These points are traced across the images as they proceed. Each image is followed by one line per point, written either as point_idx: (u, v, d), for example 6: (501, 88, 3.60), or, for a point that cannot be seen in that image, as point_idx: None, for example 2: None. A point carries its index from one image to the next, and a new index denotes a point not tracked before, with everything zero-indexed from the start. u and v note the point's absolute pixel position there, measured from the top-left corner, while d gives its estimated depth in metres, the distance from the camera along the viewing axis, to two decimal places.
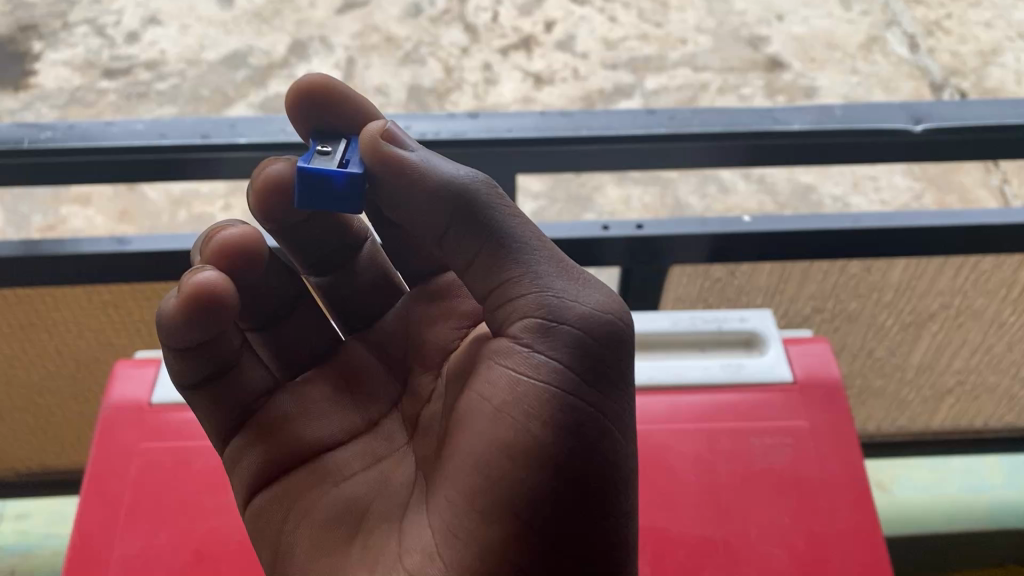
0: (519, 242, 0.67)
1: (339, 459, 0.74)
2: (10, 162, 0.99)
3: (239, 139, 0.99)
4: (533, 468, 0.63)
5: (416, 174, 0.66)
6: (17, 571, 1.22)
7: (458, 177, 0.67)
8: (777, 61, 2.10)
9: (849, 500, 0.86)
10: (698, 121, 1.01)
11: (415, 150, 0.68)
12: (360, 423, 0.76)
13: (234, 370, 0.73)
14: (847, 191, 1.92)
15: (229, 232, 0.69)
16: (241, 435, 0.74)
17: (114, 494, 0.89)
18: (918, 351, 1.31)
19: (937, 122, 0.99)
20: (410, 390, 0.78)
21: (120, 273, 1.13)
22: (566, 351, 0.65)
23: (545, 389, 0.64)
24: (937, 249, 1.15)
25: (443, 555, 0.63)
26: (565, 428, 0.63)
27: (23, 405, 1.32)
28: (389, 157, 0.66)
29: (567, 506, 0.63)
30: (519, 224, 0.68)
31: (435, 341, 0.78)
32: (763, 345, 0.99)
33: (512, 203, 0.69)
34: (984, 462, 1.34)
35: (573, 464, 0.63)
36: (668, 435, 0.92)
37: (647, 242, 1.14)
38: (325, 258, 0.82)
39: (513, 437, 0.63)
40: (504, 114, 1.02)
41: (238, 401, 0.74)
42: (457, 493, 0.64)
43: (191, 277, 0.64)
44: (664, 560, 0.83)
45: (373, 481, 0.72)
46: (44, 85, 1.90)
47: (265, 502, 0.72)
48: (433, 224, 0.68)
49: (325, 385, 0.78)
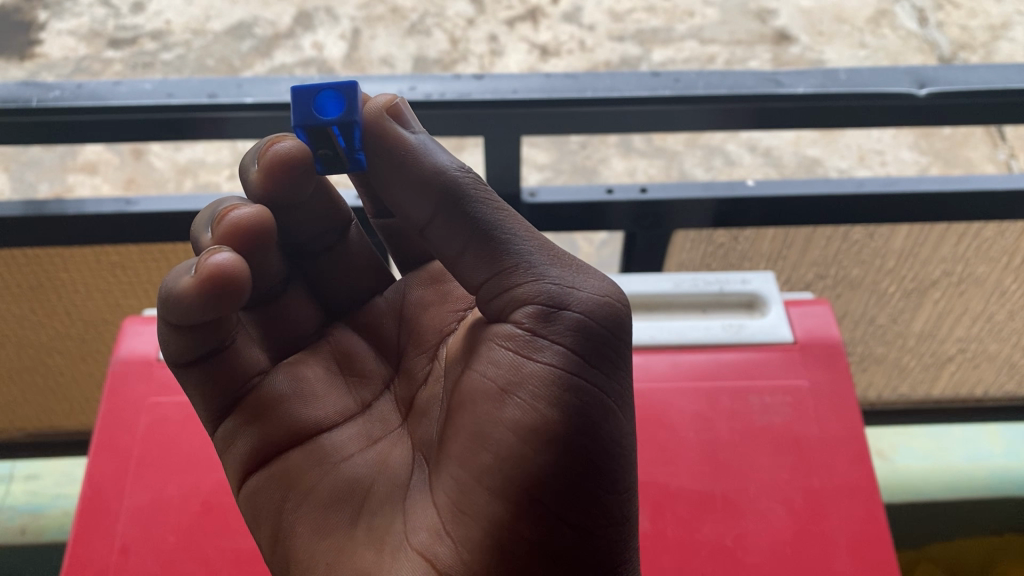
0: (514, 231, 0.69)
1: (336, 441, 0.74)
2: (19, 120, 1.00)
3: (245, 99, 1.00)
4: (542, 446, 0.64)
5: (411, 156, 0.69)
6: (26, 530, 1.25)
7: (449, 167, 0.70)
8: (785, 36, 1.86)
9: (847, 455, 0.87)
10: (703, 84, 1.01)
11: (417, 133, 0.70)
12: (353, 406, 0.77)
13: (227, 351, 0.73)
14: (853, 165, 1.92)
15: (244, 212, 0.70)
16: (233, 419, 0.73)
17: (124, 447, 0.89)
18: (920, 319, 1.31)
19: (940, 86, 1.00)
20: (403, 372, 0.80)
21: (128, 232, 1.14)
22: (567, 333, 0.66)
23: (549, 371, 0.65)
24: (945, 215, 1.15)
25: (452, 532, 0.65)
26: (572, 408, 0.65)
27: (31, 366, 1.34)
28: (388, 134, 0.69)
29: (573, 483, 0.64)
30: (509, 218, 0.70)
31: (433, 322, 0.80)
32: (764, 306, 1.00)
33: (498, 198, 0.71)
34: (985, 431, 1.35)
35: (579, 441, 0.64)
36: (668, 393, 0.92)
37: (651, 206, 1.15)
38: (312, 240, 0.82)
39: (519, 417, 0.65)
40: (510, 75, 1.02)
41: (232, 383, 0.73)
42: (467, 471, 0.65)
43: (209, 257, 0.64)
44: (663, 514, 0.84)
45: (372, 461, 0.73)
46: (50, 55, 1.57)
47: (261, 482, 0.72)
48: (420, 213, 0.70)
49: (319, 366, 0.78)
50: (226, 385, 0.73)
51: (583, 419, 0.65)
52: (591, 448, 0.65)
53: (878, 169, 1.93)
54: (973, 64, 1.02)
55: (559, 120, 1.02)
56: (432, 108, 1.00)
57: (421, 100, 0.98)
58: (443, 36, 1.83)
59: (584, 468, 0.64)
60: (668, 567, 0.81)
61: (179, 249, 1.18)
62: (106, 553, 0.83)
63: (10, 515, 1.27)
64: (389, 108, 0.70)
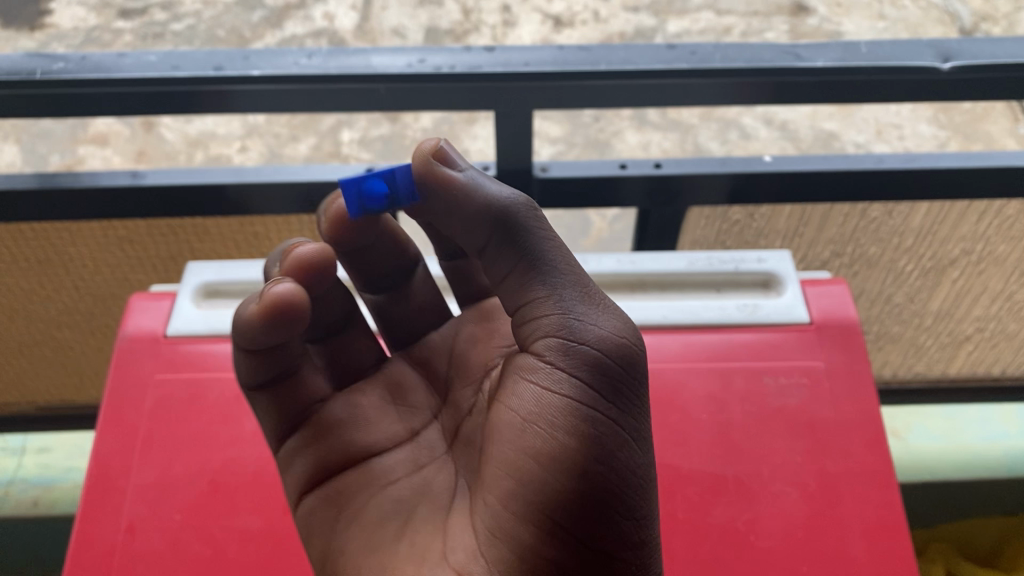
0: (544, 262, 0.67)
1: (385, 465, 0.74)
2: (26, 92, 0.99)
3: (252, 72, 0.97)
4: (562, 474, 0.62)
5: (458, 194, 0.68)
6: (40, 502, 1.27)
7: (500, 197, 0.68)
8: (803, 7, 1.82)
9: (862, 438, 0.81)
10: (720, 56, 0.98)
11: (466, 170, 0.69)
12: (403, 432, 0.77)
13: (292, 377, 0.76)
14: (868, 139, 1.88)
15: (308, 248, 0.72)
16: (293, 439, 0.75)
17: (131, 425, 0.84)
18: (937, 297, 1.29)
19: (965, 60, 0.97)
20: (450, 403, 0.79)
21: (136, 207, 1.13)
22: (584, 364, 0.64)
23: (567, 402, 0.63)
24: (964, 193, 1.12)
25: (485, 554, 0.63)
26: (589, 440, 0.62)
27: (42, 339, 1.34)
28: (436, 177, 0.68)
29: (594, 510, 0.62)
30: (542, 247, 0.68)
31: (480, 356, 0.79)
32: (781, 286, 0.93)
33: (545, 223, 0.69)
34: (999, 409, 1.34)
35: (597, 469, 0.62)
36: (680, 372, 0.86)
37: (665, 181, 1.13)
38: (384, 275, 0.84)
39: (540, 445, 0.63)
40: (522, 47, 0.99)
41: (294, 407, 0.76)
42: (496, 496, 0.64)
43: (272, 287, 0.67)
44: (673, 497, 0.78)
45: (417, 485, 0.72)
46: (60, 25, 1.56)
47: (315, 502, 0.73)
48: (473, 240, 0.70)
49: (374, 394, 0.80)
50: (288, 409, 0.76)
51: (601, 447, 0.62)
52: (609, 475, 0.62)
53: (895, 144, 1.88)
54: (999, 37, 0.99)
55: (572, 94, 1.00)
56: (442, 81, 0.98)
57: (432, 73, 0.96)
58: (456, 6, 1.82)
59: (602, 503, 0.62)
60: (678, 552, 0.76)
61: (187, 223, 1.18)
62: (112, 532, 0.78)
63: (23, 487, 1.29)
64: (435, 152, 0.69)
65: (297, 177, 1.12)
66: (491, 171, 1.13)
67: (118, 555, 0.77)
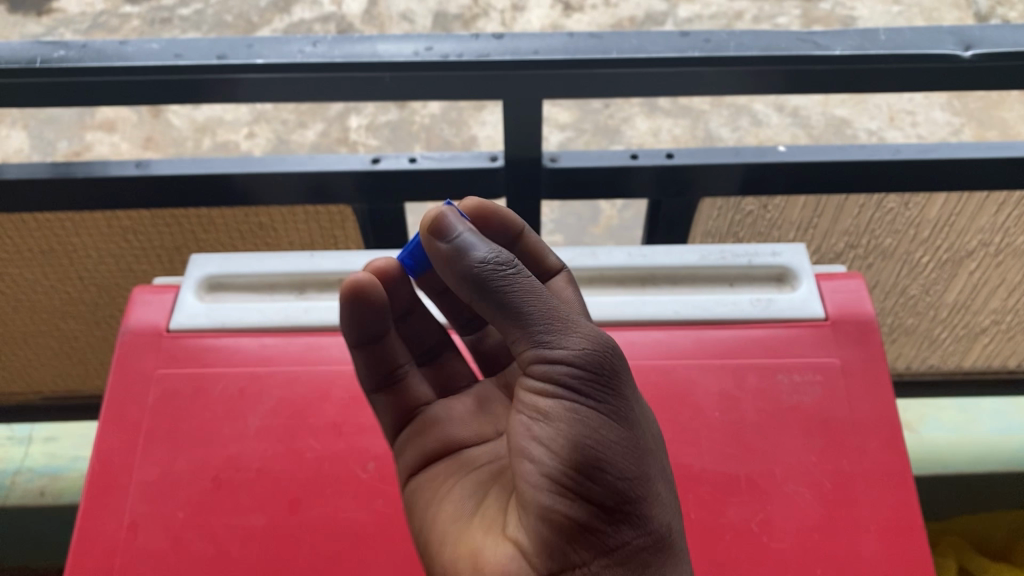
0: (515, 302, 0.62)
1: (474, 455, 0.74)
2: (29, 81, 0.97)
3: (255, 61, 0.95)
4: (558, 451, 0.60)
5: (449, 268, 0.64)
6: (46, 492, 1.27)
7: (481, 259, 0.62)
8: None
9: (879, 437, 0.79)
10: (735, 44, 0.96)
11: (461, 235, 0.64)
12: (492, 432, 0.77)
13: (395, 378, 0.79)
14: (879, 125, 2.45)
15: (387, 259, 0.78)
16: (400, 435, 0.78)
17: (133, 420, 0.83)
18: (953, 289, 1.26)
19: (987, 48, 0.94)
20: None
21: (141, 196, 1.11)
22: (555, 360, 0.61)
23: (548, 396, 0.61)
24: (984, 184, 1.10)
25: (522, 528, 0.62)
26: (577, 421, 0.61)
27: (47, 329, 1.33)
28: (434, 252, 0.64)
29: (596, 477, 0.59)
30: (513, 290, 0.62)
31: None
32: (795, 281, 0.91)
33: (521, 267, 0.63)
34: (1015, 403, 1.30)
35: (588, 443, 0.60)
36: (693, 368, 0.84)
37: (677, 172, 1.11)
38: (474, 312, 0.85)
39: (534, 435, 0.61)
40: (531, 35, 0.97)
41: (396, 409, 0.79)
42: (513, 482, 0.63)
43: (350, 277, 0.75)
44: (685, 497, 0.76)
45: (497, 468, 0.72)
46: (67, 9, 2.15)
47: (414, 484, 0.74)
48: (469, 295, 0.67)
49: (469, 401, 0.80)
50: (390, 408, 0.78)
51: (587, 425, 0.60)
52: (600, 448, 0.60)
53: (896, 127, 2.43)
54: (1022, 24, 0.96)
55: (583, 82, 0.98)
56: (450, 69, 0.95)
57: (440, 62, 0.94)
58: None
59: (604, 493, 0.60)
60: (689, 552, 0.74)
61: (192, 214, 1.16)
62: (113, 530, 0.77)
63: (29, 477, 1.29)
64: (433, 223, 0.64)
65: (301, 166, 1.10)
66: (499, 161, 1.10)
67: (120, 553, 0.76)
